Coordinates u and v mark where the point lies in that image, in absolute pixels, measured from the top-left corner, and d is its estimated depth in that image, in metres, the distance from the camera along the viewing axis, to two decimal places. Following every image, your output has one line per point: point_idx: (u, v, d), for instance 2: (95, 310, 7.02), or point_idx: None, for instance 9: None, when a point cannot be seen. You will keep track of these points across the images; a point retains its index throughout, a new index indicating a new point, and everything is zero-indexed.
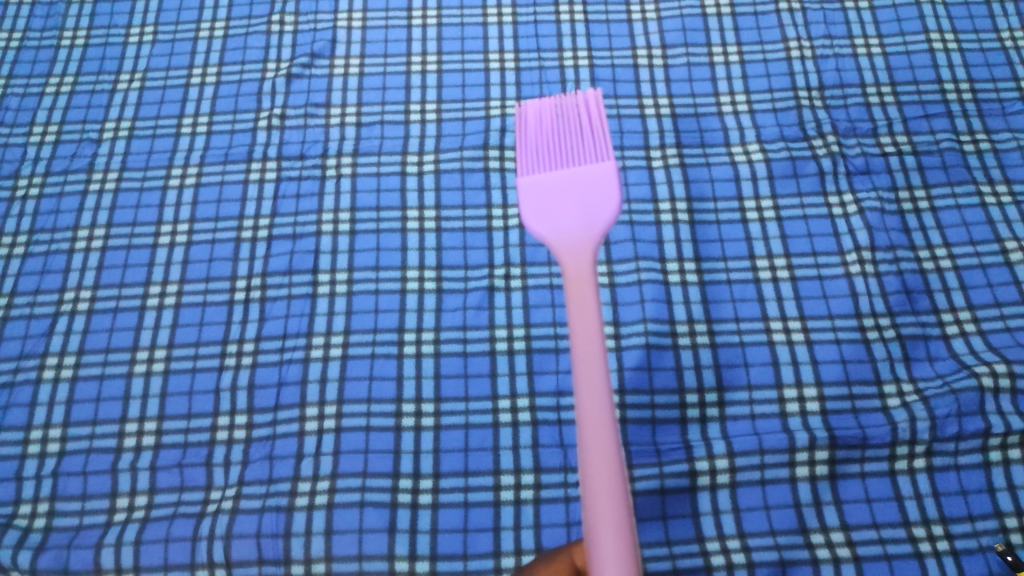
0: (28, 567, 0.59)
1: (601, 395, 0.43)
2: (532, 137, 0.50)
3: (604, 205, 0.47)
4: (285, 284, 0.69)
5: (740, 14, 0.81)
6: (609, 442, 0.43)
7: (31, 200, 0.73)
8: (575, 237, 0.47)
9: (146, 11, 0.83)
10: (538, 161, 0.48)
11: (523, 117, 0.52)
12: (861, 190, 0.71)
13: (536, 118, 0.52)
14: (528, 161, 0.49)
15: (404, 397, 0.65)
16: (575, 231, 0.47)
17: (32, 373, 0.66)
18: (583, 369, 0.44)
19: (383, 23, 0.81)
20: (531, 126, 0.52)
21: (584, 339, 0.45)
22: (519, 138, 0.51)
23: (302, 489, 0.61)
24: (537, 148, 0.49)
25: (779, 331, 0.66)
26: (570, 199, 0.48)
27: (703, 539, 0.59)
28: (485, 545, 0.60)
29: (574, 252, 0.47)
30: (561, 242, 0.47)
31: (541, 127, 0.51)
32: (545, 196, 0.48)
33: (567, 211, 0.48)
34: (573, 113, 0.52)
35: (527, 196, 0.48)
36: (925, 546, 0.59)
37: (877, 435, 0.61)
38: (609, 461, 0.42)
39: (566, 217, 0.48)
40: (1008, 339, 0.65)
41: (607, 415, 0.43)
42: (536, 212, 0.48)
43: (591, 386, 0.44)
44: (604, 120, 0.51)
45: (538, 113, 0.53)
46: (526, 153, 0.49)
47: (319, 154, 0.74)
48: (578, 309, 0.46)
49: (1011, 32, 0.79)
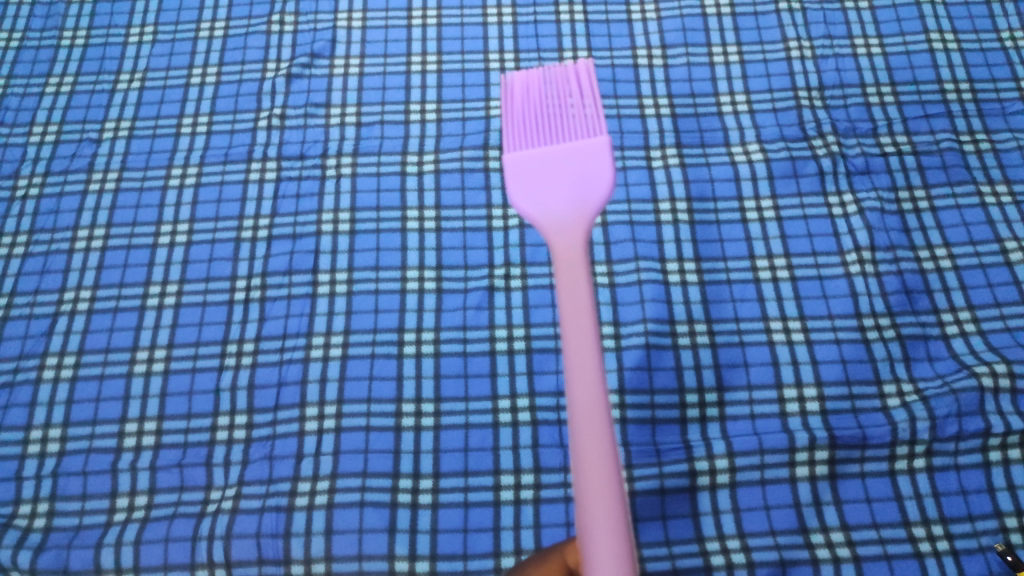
0: (28, 567, 0.59)
1: (595, 389, 0.42)
2: (521, 113, 0.49)
3: (597, 183, 0.46)
4: (285, 284, 0.69)
5: (740, 14, 0.81)
6: (604, 438, 0.41)
7: (31, 199, 0.73)
8: (567, 216, 0.47)
9: (146, 11, 0.83)
10: (527, 137, 0.47)
11: (511, 92, 0.51)
12: (861, 190, 0.71)
13: (524, 92, 0.51)
14: (516, 137, 0.47)
15: (404, 397, 0.65)
16: (567, 209, 0.47)
17: (32, 372, 0.66)
18: (575, 362, 0.43)
19: (383, 23, 0.81)
20: (518, 102, 0.50)
21: (577, 330, 0.43)
22: (507, 114, 0.49)
23: (302, 489, 0.61)
24: (526, 124, 0.48)
25: (779, 331, 0.66)
26: (561, 176, 0.47)
27: (703, 539, 0.59)
28: (485, 545, 0.60)
29: (565, 234, 0.47)
30: (550, 221, 0.47)
31: (529, 101, 0.50)
32: (534, 173, 0.46)
33: (557, 188, 0.47)
34: (564, 87, 0.50)
35: (515, 173, 0.46)
36: (925, 546, 0.58)
37: (877, 435, 0.61)
38: (604, 459, 0.41)
39: (557, 195, 0.47)
40: (1008, 339, 0.65)
41: (601, 411, 0.42)
42: (525, 190, 0.46)
43: (585, 381, 0.42)
44: (595, 93, 0.49)
45: (526, 89, 0.51)
46: (515, 129, 0.48)
47: (319, 154, 0.74)
48: (571, 299, 0.44)
49: (1011, 32, 0.78)
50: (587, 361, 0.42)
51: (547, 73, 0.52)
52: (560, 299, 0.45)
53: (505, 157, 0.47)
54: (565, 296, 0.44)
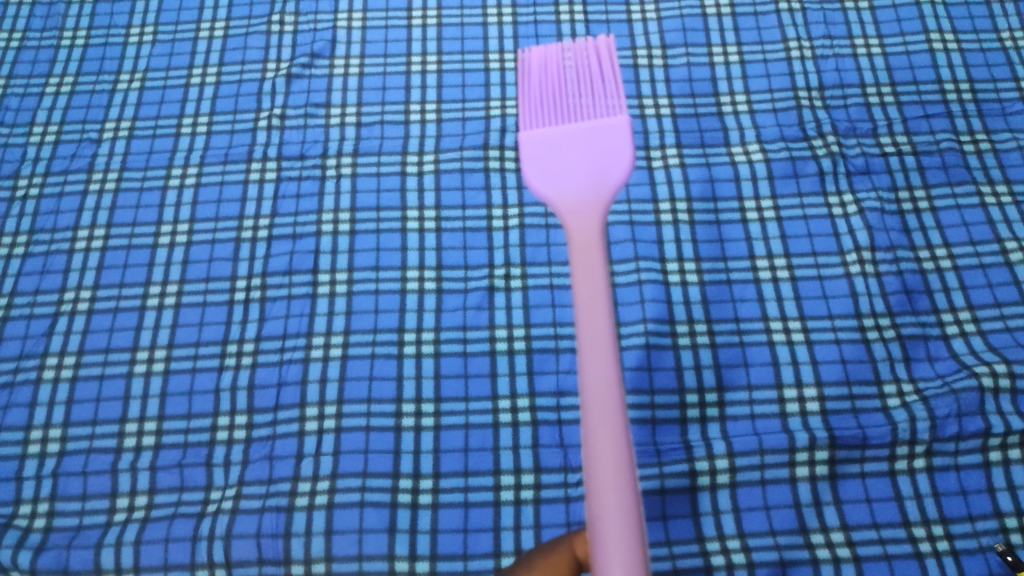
0: (27, 567, 0.59)
1: (607, 372, 0.41)
2: (537, 92, 0.49)
3: (614, 164, 0.47)
4: (285, 284, 0.69)
5: (740, 15, 0.81)
6: (616, 425, 0.40)
7: (30, 200, 0.73)
8: (583, 199, 0.47)
9: (146, 11, 0.83)
10: (544, 116, 0.47)
11: (527, 67, 0.51)
12: (861, 190, 0.71)
13: (542, 69, 0.51)
14: (534, 116, 0.48)
15: (404, 397, 0.65)
16: (582, 191, 0.47)
17: (32, 372, 0.66)
18: (588, 346, 0.42)
19: (383, 23, 0.81)
20: (535, 79, 0.50)
21: (591, 315, 0.43)
22: (524, 92, 0.49)
23: (302, 489, 0.61)
24: (543, 103, 0.48)
25: (779, 331, 0.66)
26: (578, 153, 0.47)
27: (703, 539, 0.59)
28: (486, 545, 0.60)
29: (580, 219, 0.46)
30: (566, 203, 0.47)
31: (546, 79, 0.50)
32: (549, 154, 0.47)
33: (573, 169, 0.47)
34: (583, 67, 0.51)
35: (531, 153, 0.47)
36: (925, 546, 0.59)
37: (877, 435, 0.61)
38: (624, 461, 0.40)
39: (573, 176, 0.47)
40: (1008, 339, 0.65)
41: (614, 397, 0.41)
42: (540, 171, 0.47)
43: (597, 366, 0.42)
44: (616, 79, 0.49)
45: (544, 66, 0.51)
46: (532, 108, 0.48)
47: (319, 154, 0.74)
48: (586, 289, 0.43)
49: (1011, 33, 0.79)
50: (598, 353, 0.42)
51: (564, 52, 0.52)
52: (576, 285, 0.44)
53: (522, 136, 0.47)
54: (580, 287, 0.44)
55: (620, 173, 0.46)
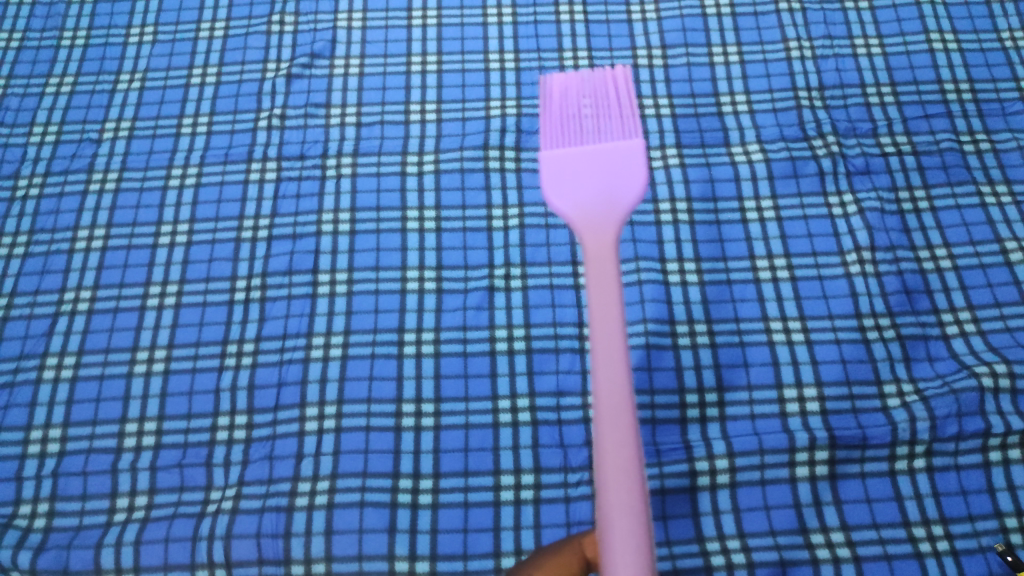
0: (28, 567, 0.59)
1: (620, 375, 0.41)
2: (559, 112, 0.50)
3: (630, 181, 0.47)
4: (285, 284, 0.69)
5: (740, 14, 0.81)
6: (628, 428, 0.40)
7: (31, 200, 0.73)
8: (598, 213, 0.47)
9: (146, 11, 0.83)
10: (564, 136, 0.48)
11: (548, 91, 0.52)
12: (861, 190, 0.71)
13: (562, 92, 0.52)
14: (555, 136, 0.48)
15: (404, 397, 0.65)
16: (599, 205, 0.47)
17: (32, 373, 0.66)
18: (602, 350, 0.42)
19: (383, 23, 0.82)
20: (557, 101, 0.51)
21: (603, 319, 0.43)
22: (544, 112, 0.50)
23: (302, 489, 0.61)
24: (563, 124, 0.49)
25: (779, 331, 0.66)
26: (596, 170, 0.47)
27: (703, 539, 0.59)
28: (485, 545, 0.60)
29: (596, 232, 0.47)
30: (583, 217, 0.47)
31: (566, 101, 0.51)
32: (571, 169, 0.47)
33: (590, 185, 0.47)
34: (602, 91, 0.51)
35: (551, 169, 0.47)
36: (925, 546, 0.58)
37: (877, 435, 0.61)
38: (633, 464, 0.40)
39: (590, 192, 0.47)
40: (1008, 339, 0.65)
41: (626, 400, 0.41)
42: (558, 186, 0.47)
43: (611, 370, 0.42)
44: (633, 103, 0.50)
45: (565, 90, 0.52)
46: (553, 128, 0.49)
47: (319, 154, 0.74)
48: (599, 292, 0.44)
49: (1011, 32, 0.78)
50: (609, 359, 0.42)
51: (585, 78, 0.52)
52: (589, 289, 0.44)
53: (542, 153, 0.48)
54: (593, 291, 0.44)
55: (633, 195, 0.47)
